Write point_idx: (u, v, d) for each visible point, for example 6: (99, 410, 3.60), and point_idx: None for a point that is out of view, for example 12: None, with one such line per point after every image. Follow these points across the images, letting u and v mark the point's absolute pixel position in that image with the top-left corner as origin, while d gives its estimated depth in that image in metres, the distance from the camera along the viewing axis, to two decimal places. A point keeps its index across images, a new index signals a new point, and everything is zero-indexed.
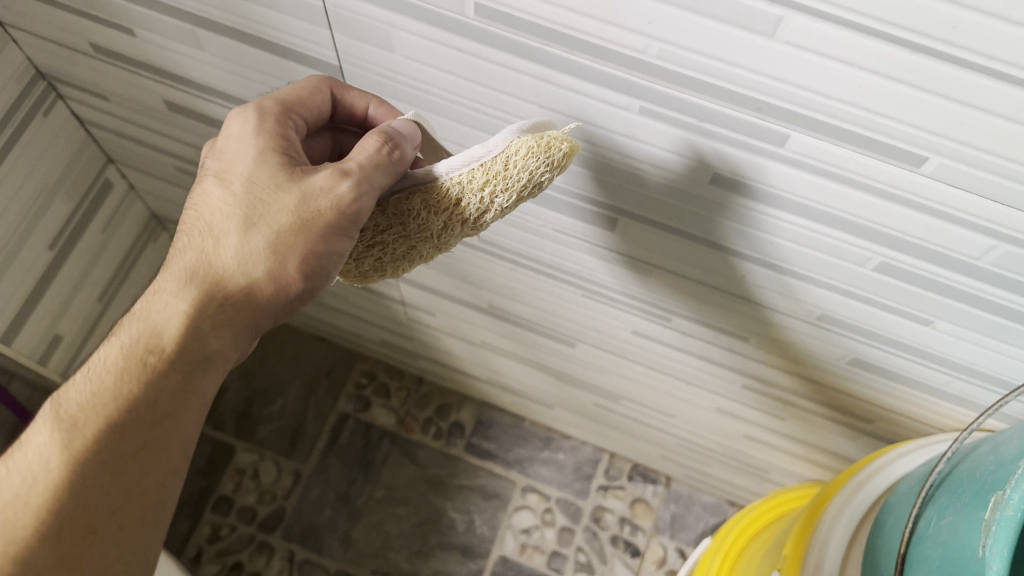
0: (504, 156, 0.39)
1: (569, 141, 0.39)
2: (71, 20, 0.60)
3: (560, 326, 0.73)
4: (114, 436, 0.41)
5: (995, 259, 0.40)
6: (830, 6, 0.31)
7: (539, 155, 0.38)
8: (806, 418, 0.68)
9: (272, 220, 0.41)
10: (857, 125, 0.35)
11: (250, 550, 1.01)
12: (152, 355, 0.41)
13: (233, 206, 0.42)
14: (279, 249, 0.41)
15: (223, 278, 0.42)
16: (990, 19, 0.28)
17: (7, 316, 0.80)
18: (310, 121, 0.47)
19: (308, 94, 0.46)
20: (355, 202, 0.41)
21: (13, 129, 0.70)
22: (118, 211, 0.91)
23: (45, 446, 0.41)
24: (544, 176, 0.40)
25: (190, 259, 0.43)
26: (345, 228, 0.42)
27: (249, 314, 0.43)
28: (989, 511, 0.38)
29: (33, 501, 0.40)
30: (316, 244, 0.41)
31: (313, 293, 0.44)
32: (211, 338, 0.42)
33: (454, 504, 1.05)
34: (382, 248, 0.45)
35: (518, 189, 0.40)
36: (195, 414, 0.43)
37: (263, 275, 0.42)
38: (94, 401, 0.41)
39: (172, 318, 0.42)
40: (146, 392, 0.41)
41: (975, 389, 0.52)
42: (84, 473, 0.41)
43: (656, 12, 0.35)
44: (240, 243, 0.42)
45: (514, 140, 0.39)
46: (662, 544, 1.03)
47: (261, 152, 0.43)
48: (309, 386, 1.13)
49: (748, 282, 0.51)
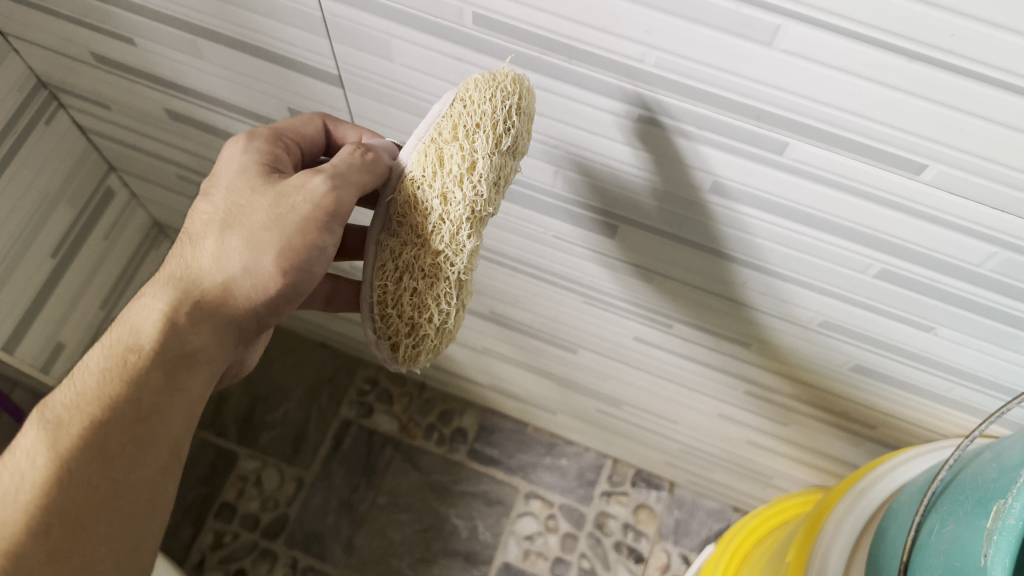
0: (460, 98, 0.38)
1: (512, 70, 0.39)
2: (72, 30, 0.60)
3: (561, 333, 0.73)
4: (100, 432, 0.40)
5: (996, 265, 0.40)
6: (829, 16, 0.30)
7: (489, 80, 0.38)
8: (807, 424, 0.68)
9: (249, 219, 0.42)
10: (856, 132, 0.35)
11: (253, 556, 1.01)
12: (133, 353, 0.42)
13: (212, 213, 0.43)
14: (254, 245, 0.42)
15: (201, 278, 0.43)
16: (987, 27, 0.28)
17: (8, 325, 0.80)
18: (305, 148, 0.48)
19: (301, 124, 0.48)
20: (332, 195, 0.41)
21: (15, 138, 0.70)
22: (120, 218, 0.91)
23: (31, 445, 0.40)
24: (507, 102, 0.38)
25: (172, 265, 0.44)
26: (325, 223, 0.42)
27: (228, 312, 0.43)
28: (991, 520, 0.38)
29: (22, 498, 0.39)
30: (291, 238, 0.41)
31: (296, 293, 0.44)
32: (191, 335, 0.42)
33: (457, 510, 1.05)
34: (409, 274, 0.42)
35: (490, 123, 0.38)
36: (182, 412, 0.42)
37: (240, 272, 0.42)
38: (79, 399, 0.41)
39: (151, 317, 0.42)
40: (131, 389, 0.41)
41: (977, 395, 0.52)
42: (72, 469, 0.39)
43: (653, 21, 0.35)
44: (217, 244, 0.42)
45: (463, 84, 0.39)
46: (666, 550, 1.03)
47: (242, 164, 0.44)
48: (313, 393, 1.13)
49: (747, 288, 0.51)
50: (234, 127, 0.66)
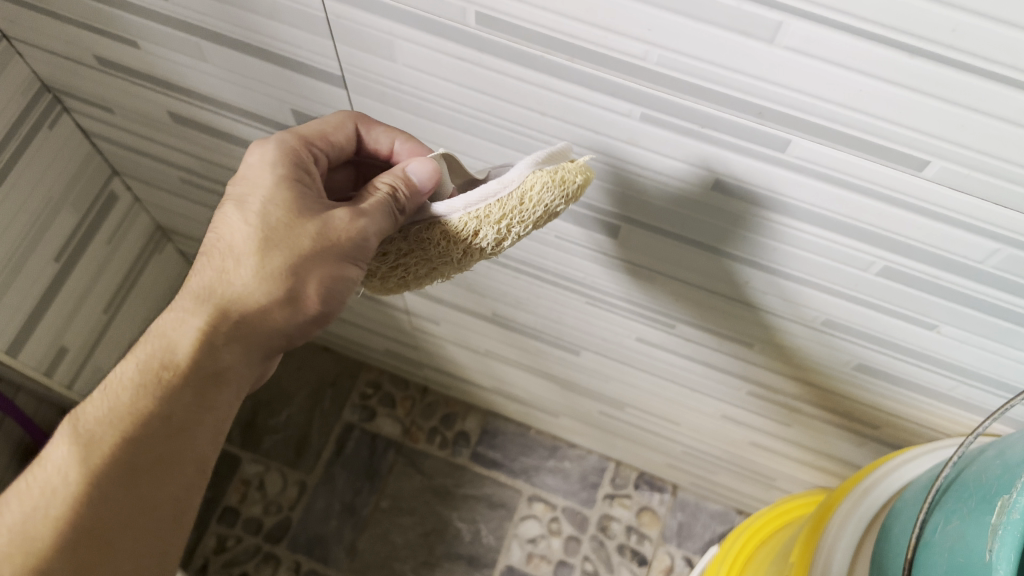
0: (520, 191, 0.40)
1: (583, 172, 0.40)
2: (76, 33, 0.60)
3: (563, 334, 0.74)
4: (130, 449, 0.41)
5: (999, 262, 0.40)
6: (824, 9, 0.31)
7: (554, 189, 0.40)
8: (811, 425, 0.68)
9: (291, 242, 0.41)
10: (856, 128, 0.36)
11: (256, 561, 1.01)
12: (167, 371, 0.41)
13: (252, 229, 0.42)
14: (297, 271, 0.41)
15: (240, 298, 0.41)
16: (987, 22, 0.29)
17: (9, 330, 0.80)
18: (332, 156, 0.48)
19: (331, 130, 0.47)
20: (371, 236, 0.42)
21: (19, 142, 0.70)
22: (124, 221, 0.91)
23: (62, 460, 0.40)
24: (558, 206, 0.41)
25: (208, 278, 0.42)
26: (358, 259, 0.43)
27: (262, 335, 0.43)
28: (995, 516, 0.38)
29: (52, 513, 0.40)
30: (332, 270, 0.42)
31: (327, 317, 0.45)
32: (224, 352, 0.42)
33: (460, 514, 1.05)
34: (410, 277, 0.48)
35: (532, 218, 0.41)
36: (210, 431, 0.43)
37: (280, 297, 0.41)
38: (111, 415, 0.41)
39: (187, 334, 0.41)
40: (162, 407, 0.41)
41: (980, 393, 0.52)
42: (101, 487, 0.40)
43: (655, 19, 0.35)
44: (259, 264, 0.41)
45: (529, 175, 0.40)
46: (669, 553, 1.03)
47: (283, 182, 0.43)
48: (316, 397, 1.13)
49: (751, 288, 0.51)
50: (237, 129, 0.66)
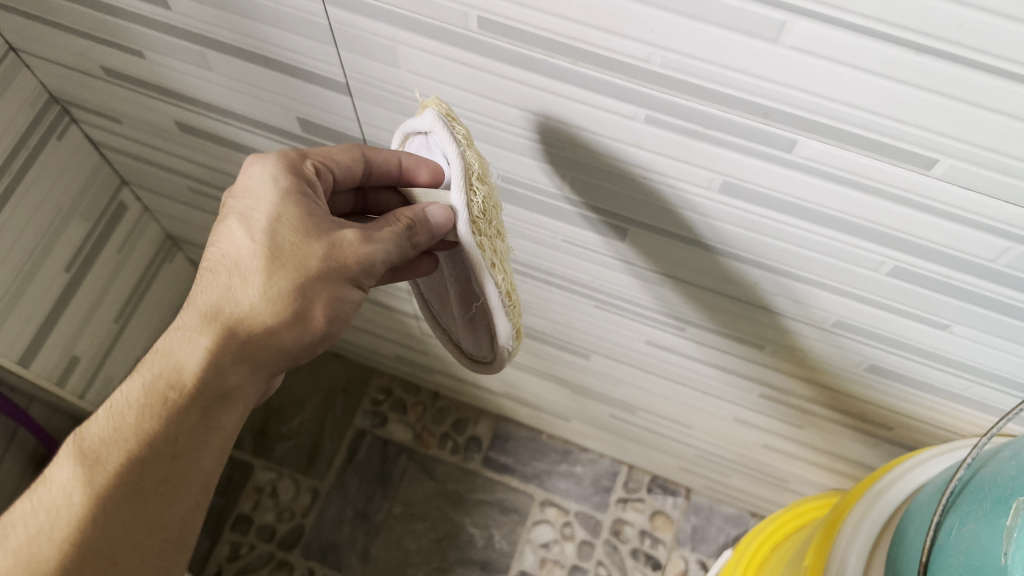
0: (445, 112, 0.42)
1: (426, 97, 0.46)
2: (82, 44, 0.61)
3: (572, 338, 0.74)
4: (135, 469, 0.41)
5: (1011, 261, 0.39)
6: (830, 8, 0.31)
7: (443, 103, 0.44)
8: (824, 427, 0.67)
9: (300, 261, 0.42)
10: (865, 128, 0.35)
11: (270, 567, 1.01)
12: (174, 391, 0.41)
13: (259, 248, 0.42)
14: (304, 293, 0.42)
15: (246, 317, 0.42)
16: (996, 19, 0.28)
17: (21, 341, 0.80)
18: (337, 176, 0.47)
19: (337, 151, 0.47)
20: (379, 262, 0.43)
21: (27, 154, 0.70)
22: (133, 230, 0.91)
23: (67, 482, 0.40)
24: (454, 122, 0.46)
25: (214, 297, 0.42)
26: (365, 279, 0.43)
27: (268, 353, 0.43)
28: (1011, 517, 0.37)
29: (57, 535, 0.40)
30: (338, 291, 0.42)
31: (331, 337, 0.45)
32: (230, 372, 0.42)
33: (472, 520, 1.04)
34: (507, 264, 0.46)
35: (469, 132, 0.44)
36: (215, 450, 0.43)
37: (285, 317, 0.42)
38: (117, 436, 0.41)
39: (194, 354, 0.41)
40: (169, 427, 0.41)
41: (994, 393, 0.52)
42: (107, 507, 0.40)
43: (658, 20, 0.35)
44: (266, 284, 0.42)
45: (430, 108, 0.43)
46: (683, 557, 1.02)
47: (288, 199, 0.43)
48: (328, 404, 1.13)
49: (761, 290, 0.51)
50: (242, 137, 0.66)
